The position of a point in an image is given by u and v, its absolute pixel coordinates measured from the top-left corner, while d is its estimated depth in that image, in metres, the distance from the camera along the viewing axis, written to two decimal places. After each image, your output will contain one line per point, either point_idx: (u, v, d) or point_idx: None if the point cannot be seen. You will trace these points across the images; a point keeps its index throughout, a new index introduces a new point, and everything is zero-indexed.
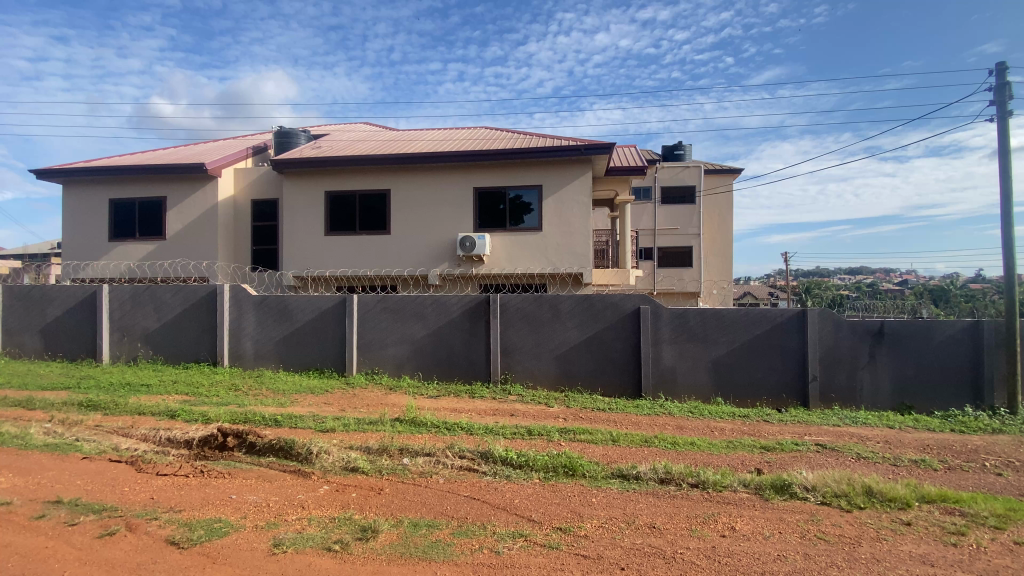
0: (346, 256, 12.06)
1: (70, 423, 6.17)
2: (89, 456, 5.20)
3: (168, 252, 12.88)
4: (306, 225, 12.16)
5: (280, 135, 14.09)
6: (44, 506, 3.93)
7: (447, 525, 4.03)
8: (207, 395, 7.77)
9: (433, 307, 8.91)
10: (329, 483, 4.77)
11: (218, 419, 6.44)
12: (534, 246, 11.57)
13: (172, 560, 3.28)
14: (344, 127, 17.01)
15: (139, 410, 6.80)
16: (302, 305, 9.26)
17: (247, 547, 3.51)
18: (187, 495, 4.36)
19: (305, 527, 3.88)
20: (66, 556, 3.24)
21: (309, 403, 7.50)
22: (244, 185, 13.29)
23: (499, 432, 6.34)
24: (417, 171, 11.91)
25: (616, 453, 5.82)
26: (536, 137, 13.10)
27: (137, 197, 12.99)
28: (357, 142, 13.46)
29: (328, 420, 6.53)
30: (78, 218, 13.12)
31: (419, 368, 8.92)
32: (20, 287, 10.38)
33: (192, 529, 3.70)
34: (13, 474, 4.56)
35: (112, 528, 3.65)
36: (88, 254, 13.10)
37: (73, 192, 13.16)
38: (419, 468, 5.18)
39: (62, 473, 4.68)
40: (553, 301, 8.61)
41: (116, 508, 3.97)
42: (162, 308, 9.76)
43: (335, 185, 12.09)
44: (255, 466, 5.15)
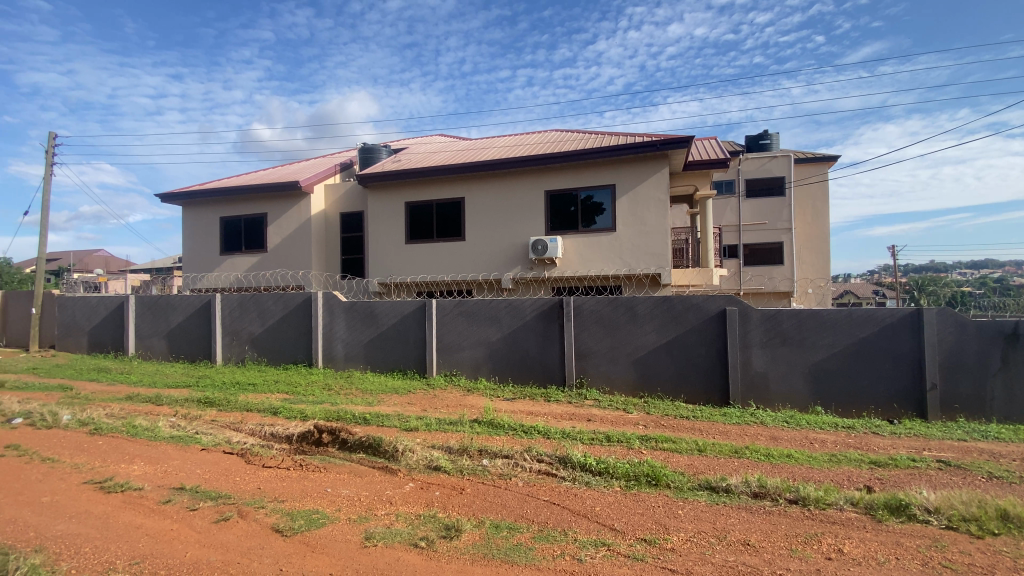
0: (424, 262, 12.52)
1: (191, 418, 6.91)
2: (207, 447, 5.80)
3: (268, 263, 14.13)
4: (387, 234, 12.80)
5: (363, 151, 14.98)
6: (170, 492, 4.42)
7: (528, 529, 4.00)
8: (305, 394, 8.39)
9: (507, 310, 8.99)
10: (414, 481, 4.93)
11: (314, 416, 6.91)
12: (609, 247, 11.32)
13: (277, 546, 3.55)
14: (420, 139, 17.75)
15: (247, 407, 7.47)
16: (386, 310, 9.74)
17: (342, 538, 3.71)
18: (289, 486, 4.71)
19: (393, 522, 4.04)
20: (189, 538, 3.61)
21: (394, 402, 7.86)
22: (333, 199, 14.27)
23: (578, 437, 6.22)
24: (488, 177, 12.11)
25: (703, 463, 5.48)
26: (608, 135, 12.84)
27: (243, 214, 14.39)
28: (433, 153, 13.97)
29: (411, 419, 6.78)
30: (195, 234, 14.78)
31: (495, 371, 9.03)
32: (149, 297, 11.83)
33: (293, 518, 3.98)
34: (145, 462, 5.18)
35: (227, 514, 4.02)
36: (204, 267, 14.70)
37: (191, 211, 14.85)
38: (498, 469, 5.21)
39: (185, 462, 5.25)
40: (629, 303, 8.34)
41: (229, 496, 4.37)
42: (265, 314, 10.70)
43: (413, 195, 12.64)
44: (347, 462, 5.45)
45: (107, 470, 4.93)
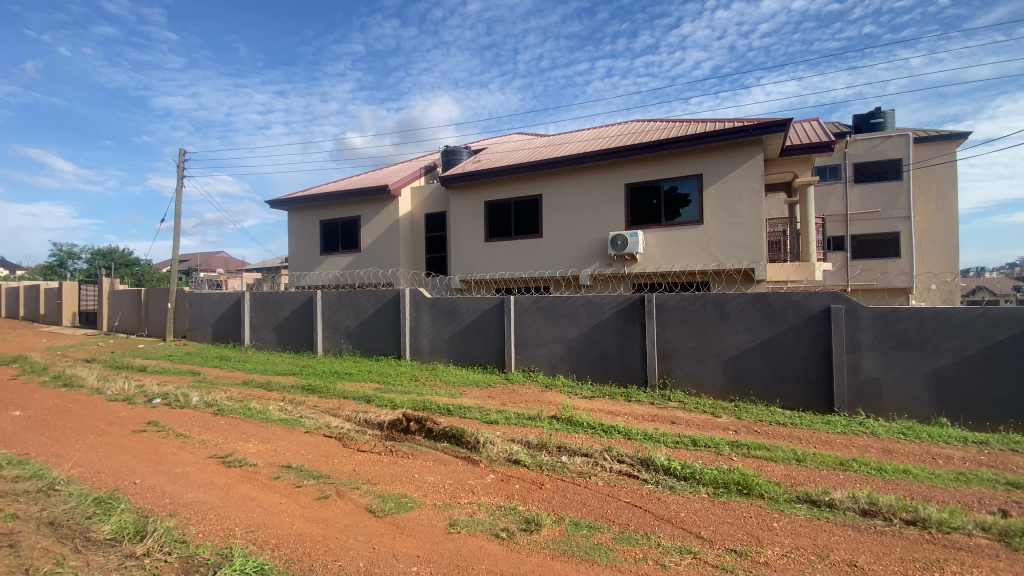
0: (504, 260, 12.73)
1: (296, 403, 7.60)
2: (310, 430, 6.36)
3: (361, 262, 15.12)
4: (468, 233, 13.17)
5: (446, 153, 15.53)
6: (279, 469, 4.90)
7: (609, 529, 3.94)
8: (394, 384, 8.89)
9: (586, 307, 8.88)
10: (495, 473, 5.04)
11: (402, 405, 7.31)
12: (695, 241, 10.79)
13: (370, 526, 3.80)
14: (500, 139, 18.05)
15: (344, 395, 8.07)
16: (467, 306, 10.03)
17: (428, 523, 3.89)
18: (381, 470, 5.03)
19: (475, 511, 4.16)
20: (296, 512, 3.98)
21: (475, 395, 8.08)
22: (418, 200, 14.96)
23: (661, 439, 6.01)
24: (567, 172, 12.02)
25: (801, 474, 5.06)
26: (693, 123, 12.22)
27: (339, 217, 15.53)
28: (512, 152, 14.14)
29: (492, 412, 6.94)
30: (299, 236, 16.20)
31: (574, 369, 8.96)
32: (261, 293, 13.16)
33: (384, 501, 4.24)
34: (260, 441, 5.79)
35: (327, 492, 4.37)
36: (306, 266, 16.07)
37: (295, 215, 16.28)
38: (578, 467, 5.18)
39: (291, 443, 5.79)
40: (718, 301, 7.90)
41: (329, 476, 4.76)
42: (359, 309, 11.48)
43: (492, 194, 12.89)
44: (432, 450, 5.71)
45: (228, 447, 5.56)
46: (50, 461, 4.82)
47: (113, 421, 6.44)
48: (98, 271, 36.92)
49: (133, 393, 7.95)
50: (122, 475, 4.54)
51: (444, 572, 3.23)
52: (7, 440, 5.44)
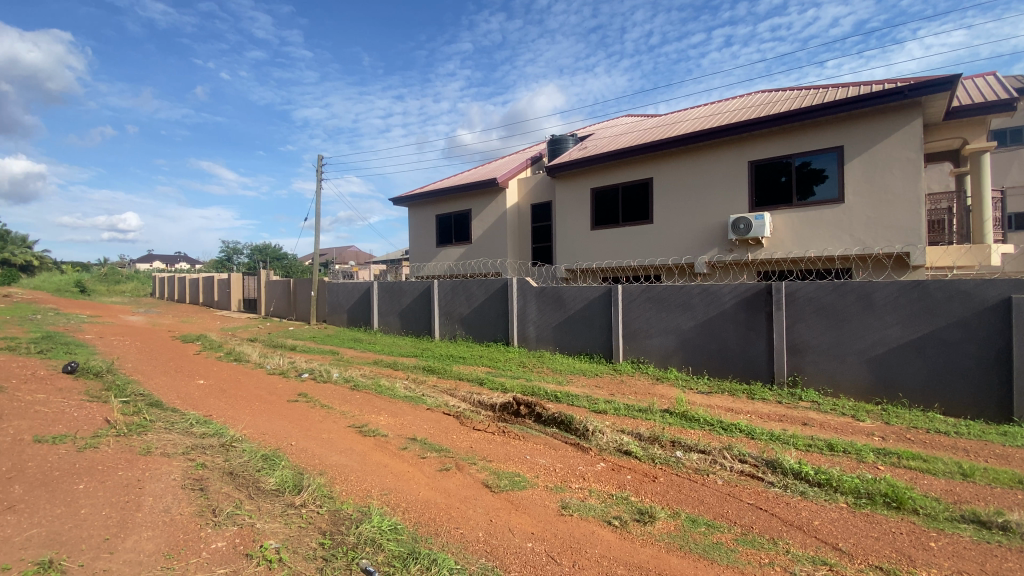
0: (611, 248, 12.47)
1: (418, 382, 8.25)
2: (430, 407, 6.88)
3: (472, 253, 15.81)
4: (575, 221, 13.10)
5: (552, 142, 15.52)
6: (406, 441, 5.38)
7: (730, 529, 3.74)
8: (504, 369, 9.24)
9: (702, 296, 8.40)
10: (605, 461, 5.02)
11: (512, 389, 7.57)
12: (832, 223, 9.62)
13: (488, 500, 4.02)
14: (607, 124, 17.61)
15: (459, 376, 8.59)
16: (574, 295, 10.03)
17: (542, 503, 4.02)
18: (495, 449, 5.28)
19: (587, 496, 4.21)
20: (423, 480, 4.36)
21: (583, 384, 8.11)
22: (525, 191, 15.21)
23: (789, 440, 5.53)
24: (680, 154, 11.40)
25: (967, 491, 4.33)
26: (830, 89, 10.82)
27: (452, 211, 16.38)
28: (620, 136, 13.73)
29: (600, 401, 6.90)
30: (418, 230, 17.42)
31: (689, 361, 8.55)
32: (386, 282, 14.40)
33: (500, 478, 4.47)
34: (389, 415, 6.41)
35: (448, 465, 4.72)
36: (424, 257, 17.24)
37: (415, 211, 17.52)
38: (694, 464, 4.96)
39: (415, 418, 6.32)
40: (862, 290, 6.99)
41: (449, 451, 5.12)
42: (471, 298, 12.05)
43: (600, 180, 12.66)
44: (543, 434, 5.86)
45: (363, 418, 6.23)
46: (227, 422, 5.77)
47: (272, 391, 7.54)
48: (257, 265, 43.20)
49: (286, 368, 9.22)
50: (281, 437, 5.31)
51: (559, 552, 3.32)
52: (196, 402, 6.63)
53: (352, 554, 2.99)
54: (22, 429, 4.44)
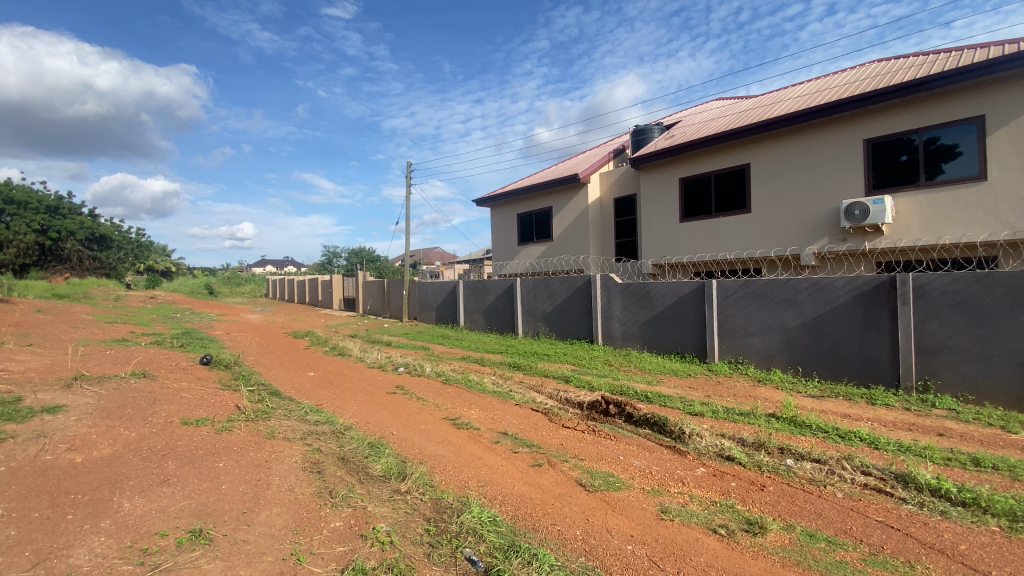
0: (703, 241, 11.82)
1: (505, 378, 8.38)
2: (519, 403, 6.95)
3: (554, 250, 15.75)
4: (663, 214, 12.57)
5: (636, 133, 15.01)
6: (497, 435, 5.48)
7: (855, 547, 3.37)
8: (590, 367, 9.12)
9: (810, 291, 7.70)
10: (705, 466, 4.76)
11: (600, 388, 7.42)
12: (972, 203, 8.36)
13: (583, 499, 3.97)
14: (695, 110, 16.70)
15: (545, 373, 8.60)
16: (663, 291, 9.63)
17: (639, 505, 3.89)
18: (586, 448, 5.21)
19: (688, 502, 4.01)
20: (517, 475, 4.40)
21: (675, 384, 7.76)
22: (607, 186, 14.88)
23: (921, 452, 4.88)
24: (781, 137, 10.53)
25: None
26: (965, 50, 9.39)
27: (533, 209, 16.44)
28: (710, 122, 12.94)
29: (696, 403, 6.55)
30: (500, 229, 17.72)
31: (797, 361, 7.88)
32: (470, 281, 14.78)
33: (593, 477, 4.39)
34: (480, 409, 6.58)
35: (540, 461, 4.73)
36: (506, 256, 17.49)
37: (498, 210, 17.83)
38: (808, 474, 4.53)
39: (504, 413, 6.42)
40: (1013, 281, 6.00)
41: (540, 447, 5.15)
42: (554, 295, 12.02)
43: (689, 170, 12.05)
44: (636, 434, 5.68)
45: (455, 411, 6.44)
46: (336, 411, 6.25)
47: (373, 384, 8.04)
48: (354, 267, 46.52)
49: (384, 362, 9.81)
50: (384, 427, 5.65)
51: (661, 557, 3.19)
52: (309, 392, 7.25)
53: (456, 542, 3.09)
54: (172, 412, 5.11)
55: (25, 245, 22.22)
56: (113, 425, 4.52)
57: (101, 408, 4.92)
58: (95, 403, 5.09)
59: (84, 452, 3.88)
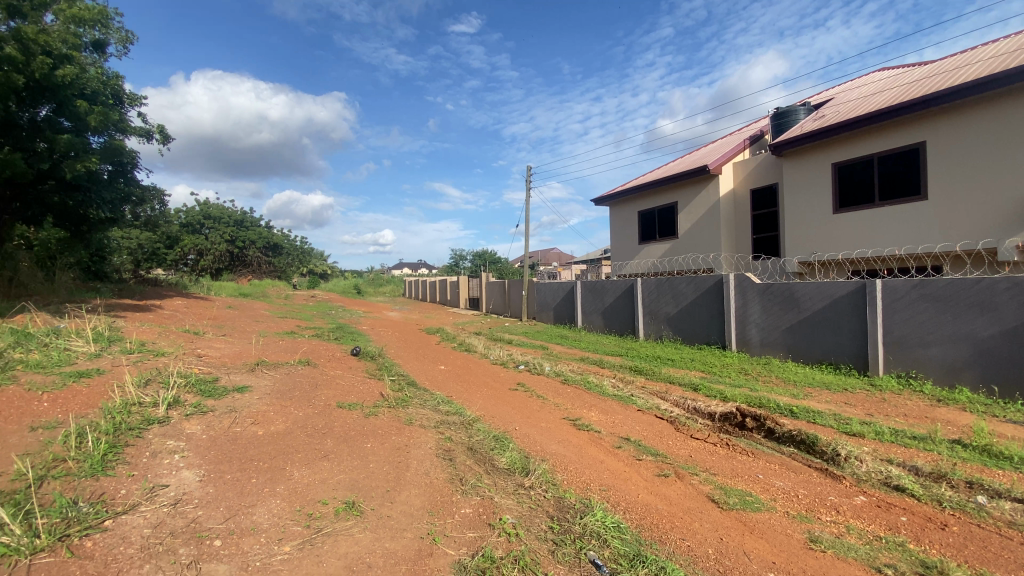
0: (862, 235, 10.30)
1: (627, 382, 8.14)
2: (642, 408, 6.71)
3: (680, 248, 14.91)
4: (810, 206, 11.20)
5: (776, 117, 13.58)
6: (620, 440, 5.36)
7: None
8: (721, 375, 8.46)
9: (1013, 294, 6.29)
10: (866, 495, 4.12)
11: (734, 398, 6.84)
12: None
13: (715, 516, 3.71)
14: (851, 84, 14.57)
15: (671, 380, 8.17)
16: (811, 293, 8.61)
17: (782, 531, 3.52)
18: (719, 462, 4.85)
19: (843, 533, 3.52)
20: (641, 483, 4.26)
21: (825, 399, 6.84)
22: (742, 177, 13.68)
23: None
24: (968, 107, 8.75)
25: None
26: None
27: (657, 205, 15.73)
28: (871, 96, 11.19)
29: (854, 422, 5.72)
30: (621, 228, 17.27)
31: (994, 379, 6.49)
32: (589, 281, 14.62)
33: (727, 494, 4.07)
34: (602, 411, 6.48)
35: (666, 471, 4.52)
36: (627, 255, 16.98)
37: (618, 208, 17.38)
38: (1009, 516, 3.68)
39: (627, 418, 6.25)
40: None
41: (667, 456, 4.91)
42: (680, 296, 11.38)
43: (844, 155, 10.57)
44: (777, 452, 5.14)
45: (577, 412, 6.43)
46: (463, 403, 6.64)
47: (496, 380, 8.37)
48: (478, 268, 48.97)
49: (505, 360, 10.16)
50: (507, 422, 5.85)
51: None
52: (439, 385, 7.81)
53: (580, 544, 3.09)
54: (330, 396, 5.87)
55: (219, 252, 27.33)
56: (286, 405, 5.32)
57: (277, 390, 5.83)
58: (272, 385, 6.04)
59: (264, 426, 4.62)
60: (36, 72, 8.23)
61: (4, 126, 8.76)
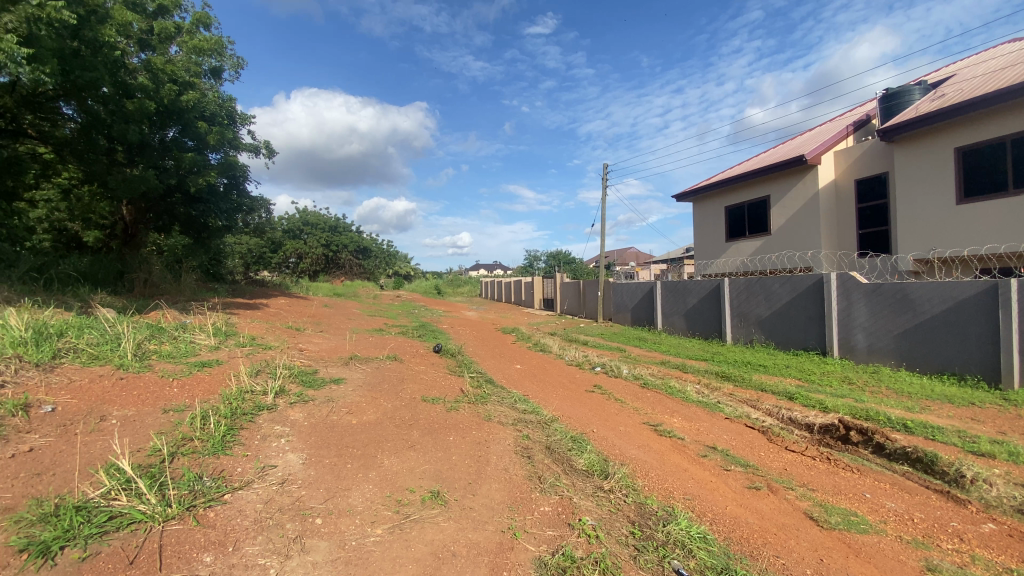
0: (995, 228, 8.99)
1: (713, 388, 7.73)
2: (730, 416, 6.35)
3: (772, 246, 13.91)
4: (927, 197, 9.97)
5: (886, 99, 12.24)
6: (705, 448, 5.11)
7: None
8: (821, 384, 7.77)
9: None
10: (998, 523, 3.60)
11: (836, 409, 6.26)
12: None
13: (814, 535, 3.42)
14: (980, 55, 12.76)
15: (763, 387, 7.64)
16: (929, 294, 7.69)
17: (893, 556, 3.17)
18: (818, 477, 4.47)
19: (968, 564, 3.10)
20: (728, 494, 4.03)
21: (948, 414, 6.04)
22: (845, 166, 12.48)
23: None
24: None
25: None
26: None
27: (746, 200, 14.79)
28: (1005, 68, 9.72)
29: (984, 441, 5.00)
30: (705, 225, 16.46)
31: None
32: (671, 282, 14.07)
33: (828, 512, 3.74)
34: (684, 418, 6.22)
35: (757, 484, 4.24)
36: (713, 254, 16.15)
37: (703, 205, 16.57)
38: None
39: (713, 425, 5.95)
40: None
41: (758, 468, 4.61)
42: (772, 297, 10.63)
43: (970, 138, 9.29)
44: (887, 470, 4.63)
45: (657, 417, 6.22)
46: (540, 403, 6.68)
47: (574, 381, 8.33)
48: (554, 268, 48.99)
49: (582, 361, 10.07)
50: (585, 423, 5.80)
51: None
52: (517, 384, 7.93)
53: (663, 552, 2.99)
54: (414, 390, 6.17)
55: (316, 255, 29.78)
56: (375, 397, 5.68)
57: (367, 383, 6.24)
58: (363, 378, 6.47)
59: (356, 416, 4.97)
60: (165, 99, 9.37)
61: (140, 147, 9.94)
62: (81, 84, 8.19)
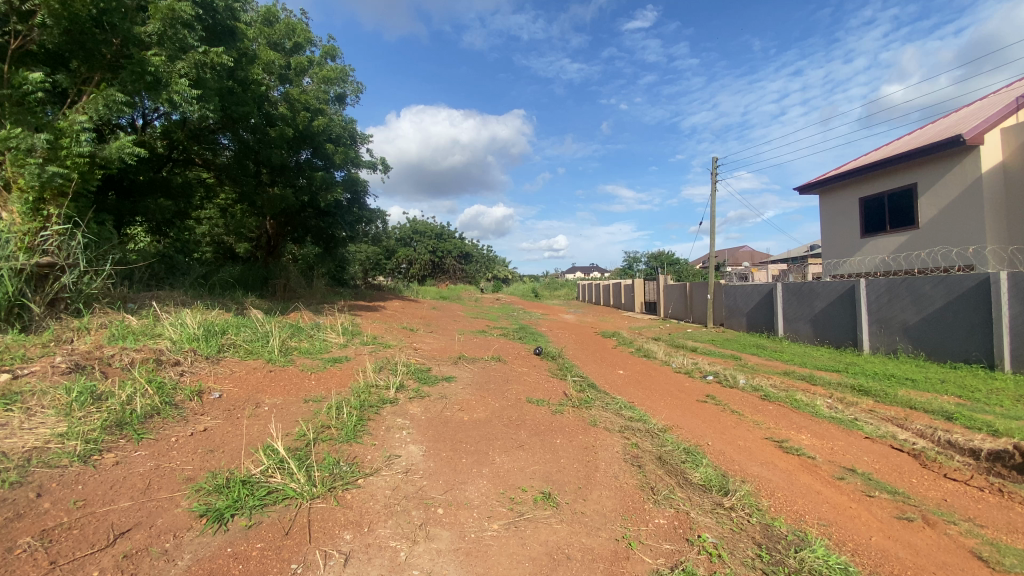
0: None
1: (848, 403, 6.90)
2: (871, 436, 5.62)
3: (920, 241, 12.08)
4: None
5: None
6: (842, 470, 4.58)
7: None
8: (989, 402, 6.58)
9: None
10: None
11: (1012, 434, 5.25)
12: None
13: None
14: None
15: (912, 405, 6.65)
16: None
17: None
18: (990, 512, 3.79)
19: None
20: (871, 523, 3.57)
21: None
22: (1018, 144, 10.47)
23: None
24: None
25: None
26: None
27: (886, 191, 13.02)
28: None
29: None
30: (834, 220, 14.78)
31: None
32: (794, 284, 12.82)
33: (1003, 553, 3.17)
34: (813, 435, 5.63)
35: (909, 514, 3.70)
36: (844, 252, 14.43)
37: (830, 197, 14.91)
38: None
39: (850, 445, 5.30)
40: None
41: (909, 497, 4.02)
42: (923, 301, 9.24)
43: None
44: None
45: (782, 433, 5.69)
46: (648, 411, 6.46)
47: (683, 389, 7.94)
48: (656, 270, 47.15)
49: (692, 368, 9.56)
50: (698, 435, 5.51)
51: None
52: (621, 389, 7.75)
53: None
54: (519, 391, 6.31)
55: (424, 261, 31.81)
56: (483, 396, 5.91)
57: (475, 382, 6.52)
58: (471, 377, 6.77)
59: (468, 413, 5.20)
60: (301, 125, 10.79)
61: (282, 170, 11.49)
62: (236, 117, 9.52)
